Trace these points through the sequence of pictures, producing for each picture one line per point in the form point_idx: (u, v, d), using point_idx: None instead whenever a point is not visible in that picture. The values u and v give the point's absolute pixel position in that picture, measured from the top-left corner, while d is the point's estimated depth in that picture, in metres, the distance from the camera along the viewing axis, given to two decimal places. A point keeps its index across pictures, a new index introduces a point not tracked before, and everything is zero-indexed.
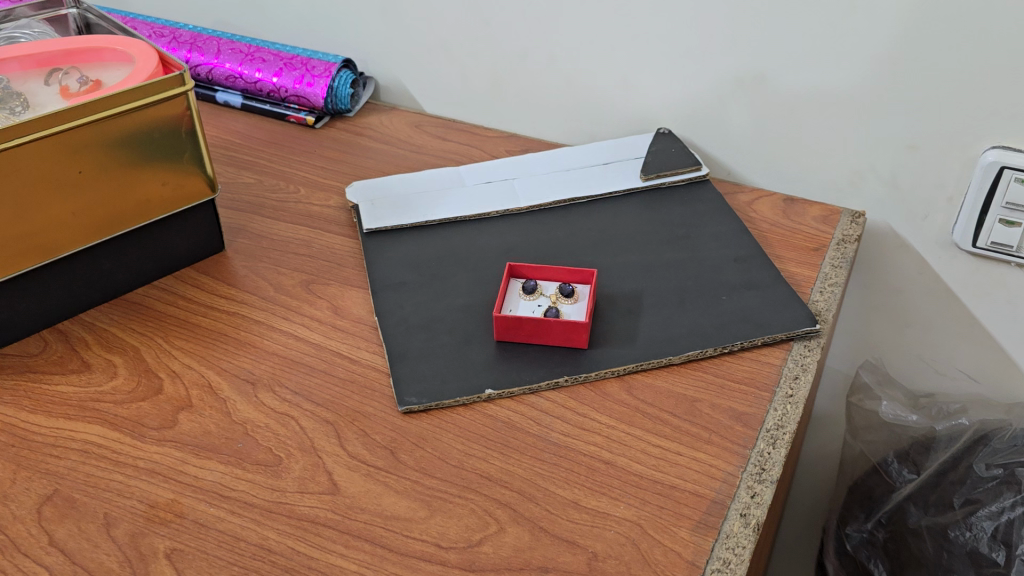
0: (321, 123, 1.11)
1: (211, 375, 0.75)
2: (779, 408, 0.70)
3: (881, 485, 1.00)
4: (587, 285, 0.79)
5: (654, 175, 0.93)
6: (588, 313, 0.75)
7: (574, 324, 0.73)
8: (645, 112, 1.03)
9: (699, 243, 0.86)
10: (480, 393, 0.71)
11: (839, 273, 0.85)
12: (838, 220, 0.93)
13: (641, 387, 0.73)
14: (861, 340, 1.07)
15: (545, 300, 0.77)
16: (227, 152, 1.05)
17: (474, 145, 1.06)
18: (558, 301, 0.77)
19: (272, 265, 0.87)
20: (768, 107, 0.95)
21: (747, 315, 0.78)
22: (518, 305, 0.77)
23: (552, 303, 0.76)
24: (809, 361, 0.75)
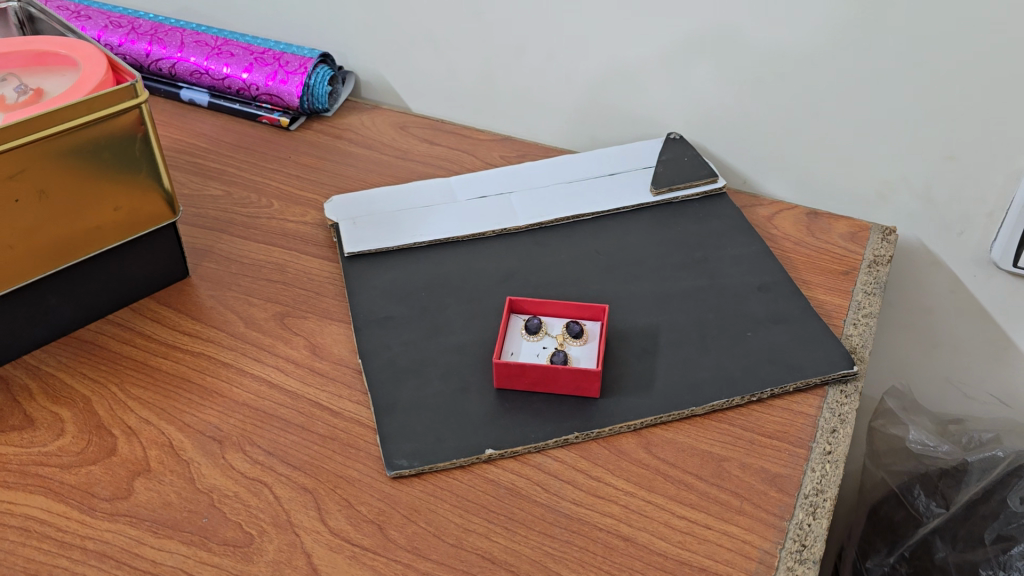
0: (296, 124, 1.00)
1: (172, 432, 0.66)
2: (816, 469, 0.63)
3: (903, 517, 0.92)
4: (597, 322, 0.70)
5: (666, 189, 0.85)
6: (600, 358, 0.66)
7: (586, 373, 0.64)
8: (653, 115, 0.93)
9: (717, 267, 0.78)
10: (480, 454, 0.63)
11: (873, 302, 0.77)
12: (867, 236, 0.84)
13: (661, 444, 0.64)
14: (885, 360, 0.99)
15: (551, 341, 0.69)
16: (192, 160, 0.95)
17: (464, 150, 0.97)
18: (565, 342, 0.69)
19: (243, 294, 0.78)
20: (789, 112, 0.86)
21: (776, 355, 0.70)
22: (521, 347, 0.68)
23: (559, 346, 0.68)
24: (847, 411, 0.66)
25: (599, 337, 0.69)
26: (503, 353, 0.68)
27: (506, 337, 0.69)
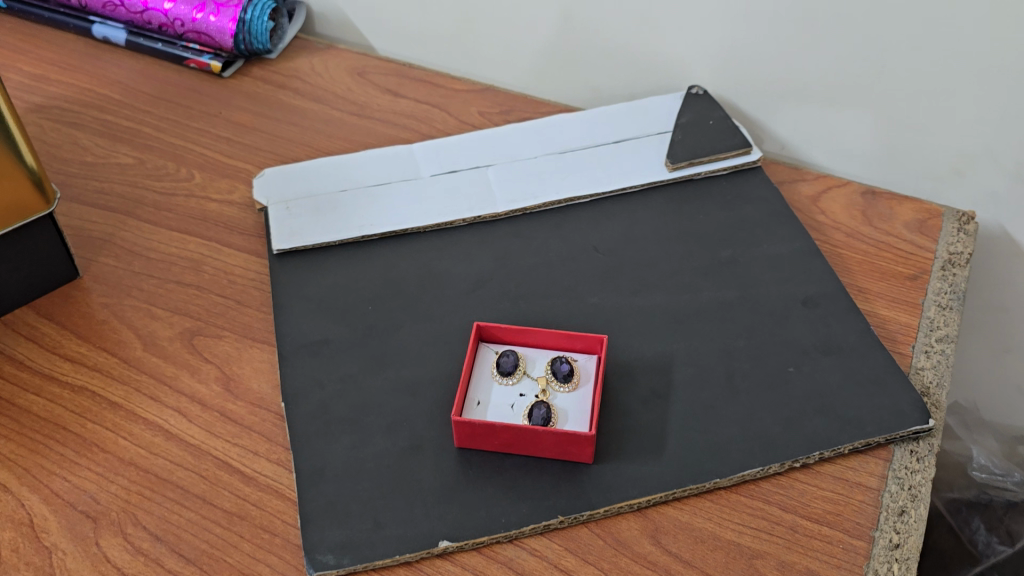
0: (232, 69, 0.81)
1: (34, 506, 0.50)
2: (881, 571, 0.47)
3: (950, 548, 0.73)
4: (592, 357, 0.54)
5: (685, 163, 0.67)
6: (594, 413, 0.50)
7: (574, 438, 0.48)
8: (672, 63, 0.74)
9: (750, 273, 0.61)
10: (431, 548, 0.47)
11: (949, 319, 0.59)
12: (939, 225, 0.66)
13: (673, 531, 0.48)
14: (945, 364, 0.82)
15: (531, 386, 0.53)
16: (101, 117, 0.77)
17: (435, 104, 0.78)
18: (550, 388, 0.52)
19: (145, 303, 0.62)
20: (847, 63, 0.67)
21: (827, 400, 0.53)
22: (491, 395, 0.52)
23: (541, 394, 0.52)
24: (920, 484, 0.50)
25: (594, 380, 0.53)
26: (467, 404, 0.52)
27: (472, 380, 0.53)
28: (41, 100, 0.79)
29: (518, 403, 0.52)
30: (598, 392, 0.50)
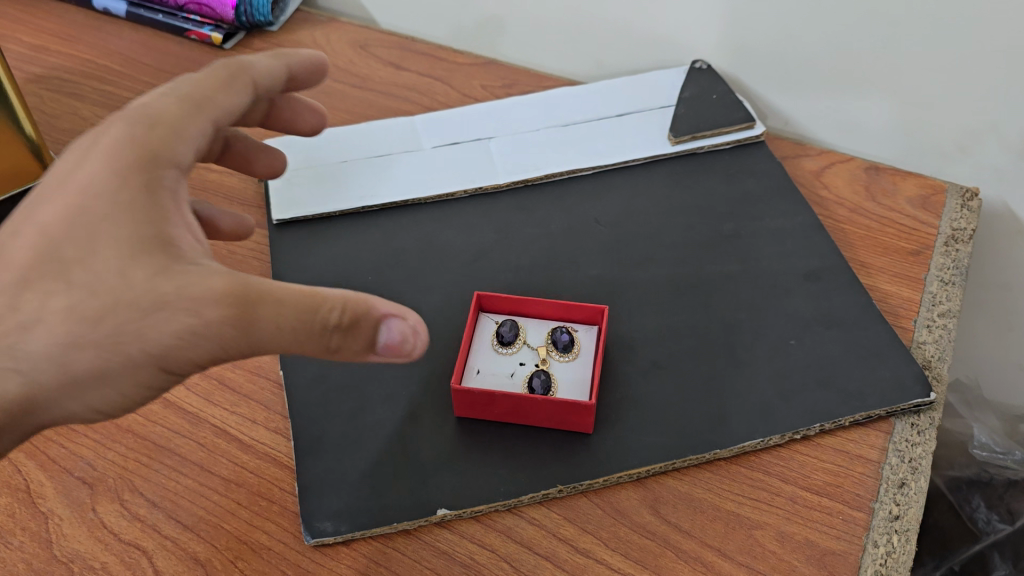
0: (233, 41, 0.81)
1: (31, 472, 0.50)
2: (881, 543, 0.47)
3: (950, 525, 0.73)
4: (592, 329, 0.54)
5: (688, 137, 0.66)
6: (594, 384, 0.50)
7: (574, 408, 0.48)
8: (675, 37, 0.73)
9: (752, 246, 0.60)
10: (430, 516, 0.47)
11: (952, 295, 0.59)
12: (943, 201, 0.66)
13: (673, 501, 0.48)
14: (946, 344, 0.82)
15: (530, 355, 0.53)
16: (100, 87, 0.76)
17: (437, 77, 0.78)
18: (550, 358, 0.53)
19: None
20: (851, 37, 0.65)
21: (828, 373, 0.53)
22: (490, 364, 0.52)
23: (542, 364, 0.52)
24: (921, 457, 0.50)
25: (594, 350, 0.53)
26: (466, 372, 0.52)
27: (471, 350, 0.53)
28: (41, 71, 0.78)
29: (518, 372, 0.52)
30: (598, 360, 0.50)
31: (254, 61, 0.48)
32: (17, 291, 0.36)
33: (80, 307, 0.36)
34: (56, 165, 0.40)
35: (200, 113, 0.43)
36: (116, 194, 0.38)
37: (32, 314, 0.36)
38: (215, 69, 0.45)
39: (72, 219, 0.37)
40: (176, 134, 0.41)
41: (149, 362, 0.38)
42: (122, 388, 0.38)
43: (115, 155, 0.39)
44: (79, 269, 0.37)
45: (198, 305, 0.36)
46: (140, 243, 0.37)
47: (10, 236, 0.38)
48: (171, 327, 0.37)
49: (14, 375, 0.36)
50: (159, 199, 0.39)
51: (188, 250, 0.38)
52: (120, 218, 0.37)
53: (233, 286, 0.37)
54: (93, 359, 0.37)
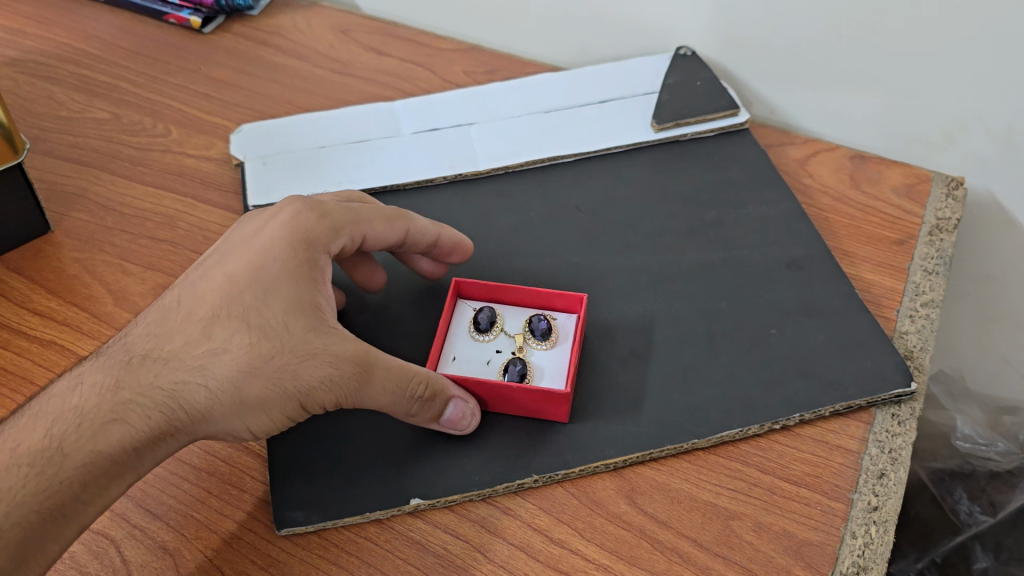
0: (212, 25, 0.79)
1: None
2: (859, 534, 0.46)
3: (932, 518, 0.73)
4: (571, 317, 0.53)
5: (671, 124, 0.65)
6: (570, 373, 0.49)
7: (548, 396, 0.47)
8: (659, 24, 0.71)
9: (734, 235, 0.60)
10: (403, 506, 0.46)
11: (935, 285, 0.59)
12: (927, 190, 0.65)
13: (649, 492, 0.48)
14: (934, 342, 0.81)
15: (507, 343, 0.52)
16: (77, 71, 0.75)
17: (419, 62, 0.77)
18: (527, 345, 0.52)
19: (117, 258, 0.60)
20: (836, 24, 0.63)
21: (809, 363, 0.52)
22: (466, 351, 0.52)
23: (518, 351, 0.51)
24: (901, 447, 0.50)
25: (572, 338, 0.52)
26: (443, 359, 0.51)
27: (449, 337, 0.52)
28: (16, 55, 0.77)
29: (494, 359, 0.52)
30: (574, 350, 0.49)
31: (422, 215, 0.53)
32: (209, 322, 0.44)
33: (257, 344, 0.44)
34: (237, 231, 0.49)
35: (356, 224, 0.50)
36: (286, 261, 0.46)
37: (221, 342, 0.44)
38: (386, 206, 0.52)
39: (256, 273, 0.45)
40: (334, 234, 0.48)
41: (298, 399, 0.44)
42: (275, 418, 0.45)
43: (294, 232, 0.47)
44: (257, 313, 0.44)
45: (338, 357, 0.44)
46: (300, 304, 0.45)
47: (203, 279, 0.46)
48: (319, 372, 0.44)
49: (198, 389, 0.43)
50: (316, 277, 0.46)
51: (332, 317, 0.46)
52: (288, 282, 0.45)
53: (363, 350, 0.45)
54: (261, 388, 0.43)
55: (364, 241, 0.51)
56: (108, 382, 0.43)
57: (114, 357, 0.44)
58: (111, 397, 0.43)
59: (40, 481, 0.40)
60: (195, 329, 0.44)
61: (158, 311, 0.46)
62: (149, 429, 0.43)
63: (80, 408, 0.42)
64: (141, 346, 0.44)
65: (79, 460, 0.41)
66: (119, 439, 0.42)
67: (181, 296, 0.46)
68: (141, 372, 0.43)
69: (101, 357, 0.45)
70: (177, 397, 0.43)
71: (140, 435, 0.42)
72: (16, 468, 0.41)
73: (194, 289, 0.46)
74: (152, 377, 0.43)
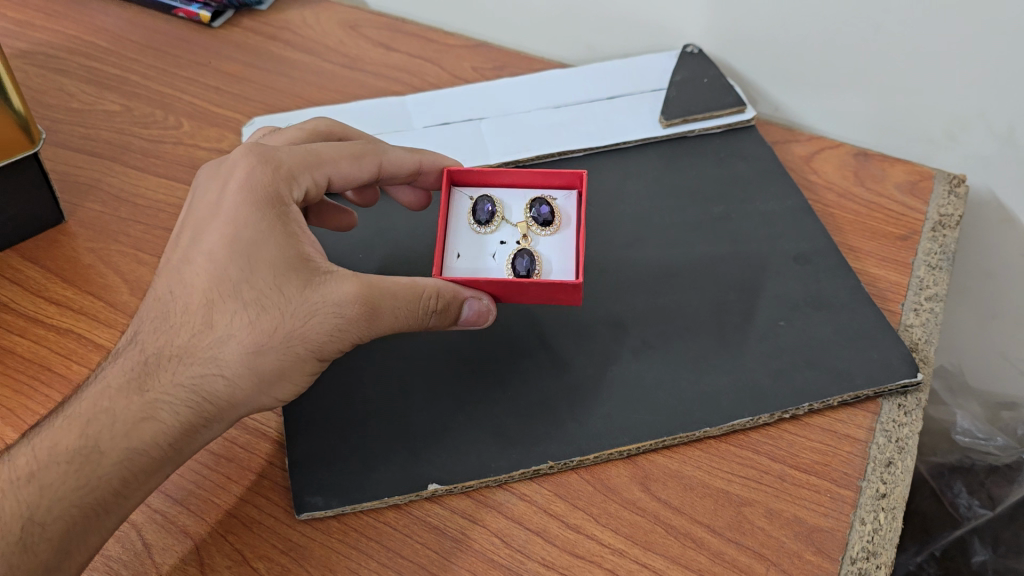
0: (221, 19, 0.80)
1: None
2: (868, 521, 0.47)
3: (933, 511, 0.74)
4: (569, 195, 0.53)
5: (679, 120, 0.66)
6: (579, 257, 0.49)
7: (562, 286, 0.47)
8: (666, 22, 0.72)
9: (742, 228, 0.61)
10: (421, 491, 0.47)
11: (940, 279, 0.60)
12: (931, 188, 0.66)
13: (662, 479, 0.49)
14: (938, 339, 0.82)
15: (511, 233, 0.52)
16: (86, 64, 0.75)
17: (428, 58, 0.77)
18: (531, 233, 0.51)
19: (132, 248, 0.61)
20: (841, 24, 0.64)
21: (817, 354, 0.53)
22: (470, 244, 0.52)
23: (523, 239, 0.51)
24: (907, 437, 0.51)
25: (575, 222, 0.52)
26: (447, 258, 0.51)
27: (450, 235, 0.52)
28: (25, 47, 0.77)
29: (500, 251, 0.51)
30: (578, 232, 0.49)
31: (391, 149, 0.53)
32: (209, 307, 0.44)
33: (258, 320, 0.44)
34: (198, 204, 0.48)
35: (318, 167, 0.50)
36: (259, 223, 0.46)
37: (225, 326, 0.44)
38: (349, 144, 0.52)
39: (233, 244, 0.45)
40: (294, 181, 0.49)
41: (311, 357, 0.45)
42: (299, 381, 0.46)
43: (254, 189, 0.47)
44: (249, 286, 0.44)
45: (338, 305, 0.45)
46: (286, 263, 0.45)
47: (186, 265, 0.46)
48: (324, 328, 0.45)
49: (217, 378, 0.44)
50: (291, 227, 0.47)
51: (322, 262, 0.46)
52: (268, 244, 0.45)
53: (362, 289, 0.45)
54: (275, 360, 0.44)
55: (330, 182, 0.51)
56: (130, 388, 0.44)
57: (122, 360, 0.45)
58: (136, 397, 0.44)
59: (79, 480, 0.42)
60: (196, 318, 0.45)
61: (153, 308, 0.46)
62: (180, 422, 0.44)
63: (107, 411, 0.43)
64: (149, 346, 0.45)
65: (117, 457, 0.43)
66: (153, 434, 0.43)
67: (171, 287, 0.46)
68: (159, 373, 0.44)
69: (109, 361, 0.45)
70: (199, 389, 0.44)
71: (172, 429, 0.44)
72: (56, 466, 0.42)
73: (180, 276, 0.46)
74: (170, 374, 0.44)
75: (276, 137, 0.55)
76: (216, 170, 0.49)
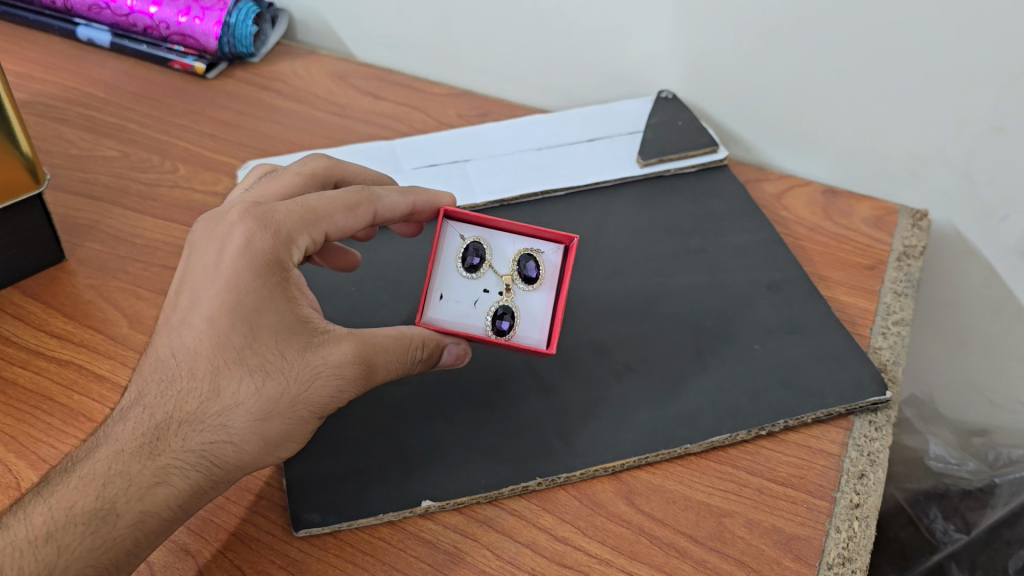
0: (215, 70, 0.83)
1: (22, 470, 0.52)
2: (842, 528, 0.49)
3: (912, 539, 0.72)
4: (558, 250, 0.53)
5: (655, 160, 0.70)
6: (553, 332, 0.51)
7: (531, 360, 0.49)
8: (641, 71, 0.75)
9: (717, 260, 0.64)
10: (414, 507, 0.49)
11: (905, 305, 0.63)
12: (895, 222, 0.70)
13: (646, 493, 0.51)
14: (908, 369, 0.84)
15: (494, 282, 0.52)
16: (85, 112, 0.78)
17: (414, 106, 0.81)
18: (514, 286, 0.52)
19: (130, 284, 0.63)
20: (804, 68, 0.68)
21: (791, 375, 0.56)
22: (453, 287, 0.52)
23: (505, 292, 0.52)
24: (878, 450, 0.53)
25: (558, 283, 0.53)
26: (429, 298, 0.52)
27: (434, 271, 0.52)
28: (24, 97, 0.79)
29: (481, 299, 0.52)
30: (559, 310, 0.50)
31: (385, 195, 0.52)
32: (215, 373, 0.45)
33: (264, 387, 0.45)
34: (193, 264, 0.47)
35: (315, 224, 0.49)
36: (260, 291, 0.46)
37: (234, 392, 0.45)
38: (345, 195, 0.50)
39: (235, 311, 0.45)
40: (292, 245, 0.48)
41: (311, 418, 0.47)
42: (300, 441, 0.48)
43: (255, 256, 0.46)
44: (253, 353, 0.45)
45: (338, 368, 0.47)
46: (287, 328, 0.46)
47: (188, 329, 0.45)
48: (325, 390, 0.47)
49: (226, 443, 0.45)
50: (289, 293, 0.47)
51: (318, 322, 0.48)
52: (268, 310, 0.46)
53: (357, 349, 0.47)
54: (280, 425, 0.46)
55: (327, 237, 0.50)
56: (142, 451, 0.43)
57: (127, 423, 0.44)
58: (148, 462, 0.43)
59: (96, 540, 0.42)
60: (203, 382, 0.45)
61: (154, 372, 0.45)
62: (191, 486, 0.44)
63: (122, 474, 0.43)
64: (156, 410, 0.44)
65: (131, 519, 0.42)
66: (165, 498, 0.43)
67: (172, 350, 0.45)
68: (171, 437, 0.44)
69: (113, 423, 0.45)
70: (210, 454, 0.44)
71: (185, 492, 0.44)
72: (72, 528, 0.42)
73: (181, 340, 0.45)
74: (181, 438, 0.44)
75: (271, 183, 0.54)
76: (211, 228, 0.48)
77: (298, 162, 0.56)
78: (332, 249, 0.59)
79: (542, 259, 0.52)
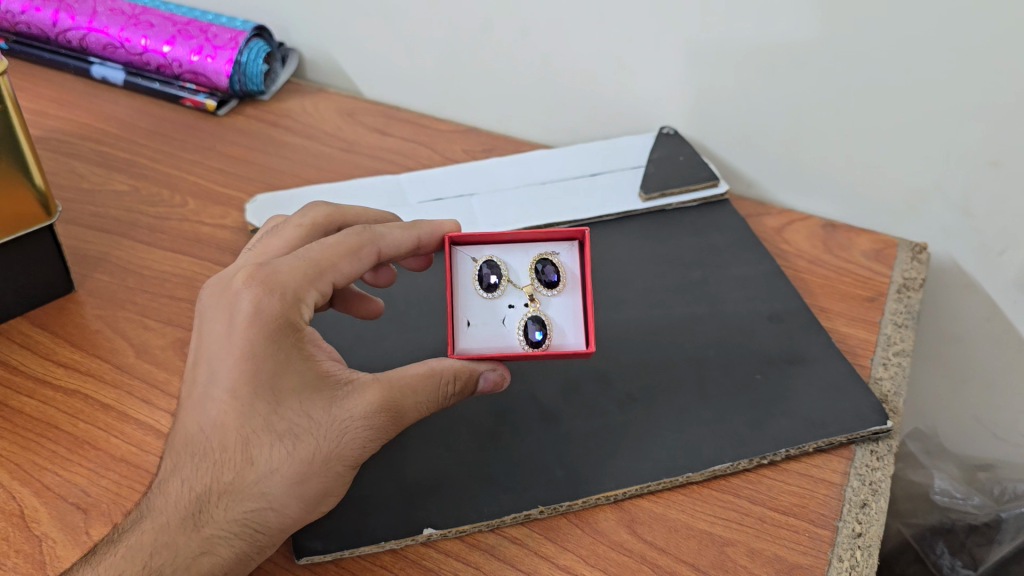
0: (225, 108, 0.85)
1: (26, 498, 0.52)
2: (844, 558, 0.49)
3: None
4: (571, 249, 0.52)
5: (657, 194, 0.71)
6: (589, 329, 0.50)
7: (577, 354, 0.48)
8: (644, 109, 0.77)
9: (718, 292, 0.64)
10: (417, 535, 0.49)
11: (906, 336, 0.63)
12: (894, 255, 0.70)
13: (648, 521, 0.51)
14: (912, 403, 0.84)
15: (518, 295, 0.51)
16: (98, 148, 0.80)
17: (421, 142, 0.82)
18: (538, 295, 0.51)
19: (138, 314, 0.64)
20: (803, 106, 0.69)
21: (792, 405, 0.56)
22: (479, 311, 0.51)
23: (531, 302, 0.51)
24: (880, 480, 0.53)
25: (580, 282, 0.52)
26: (457, 327, 0.51)
27: (456, 297, 0.51)
28: (38, 133, 0.81)
29: (509, 315, 0.51)
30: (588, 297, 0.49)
31: (387, 233, 0.52)
32: (246, 443, 0.45)
33: (296, 450, 0.45)
34: (204, 336, 0.47)
35: (321, 276, 0.48)
36: (276, 355, 0.45)
37: (267, 460, 0.45)
38: (344, 239, 0.50)
39: (255, 379, 0.45)
40: (301, 303, 0.47)
41: (347, 470, 0.47)
42: (339, 493, 0.48)
43: (264, 321, 0.45)
44: (281, 418, 0.45)
45: (365, 418, 0.46)
46: (310, 387, 0.46)
47: (211, 403, 0.45)
48: (356, 442, 0.46)
49: (267, 509, 0.45)
50: (304, 351, 0.47)
51: (340, 373, 0.48)
52: (289, 372, 0.46)
53: (382, 395, 0.47)
54: (318, 483, 0.46)
55: (336, 285, 0.50)
56: (184, 526, 0.44)
57: (169, 496, 0.45)
58: (193, 534, 0.44)
59: None
60: (235, 452, 0.45)
61: (186, 447, 0.45)
62: (237, 553, 0.45)
63: (167, 546, 0.44)
64: (193, 483, 0.45)
65: None
66: (212, 568, 0.44)
67: (200, 425, 0.45)
68: (212, 509, 0.45)
69: (153, 499, 0.46)
70: (252, 521, 0.45)
71: (231, 561, 0.45)
72: None
73: (208, 414, 0.45)
74: (222, 510, 0.45)
75: (274, 240, 0.54)
76: (217, 297, 0.47)
77: (299, 213, 0.56)
78: (350, 296, 0.59)
79: (558, 262, 0.52)
